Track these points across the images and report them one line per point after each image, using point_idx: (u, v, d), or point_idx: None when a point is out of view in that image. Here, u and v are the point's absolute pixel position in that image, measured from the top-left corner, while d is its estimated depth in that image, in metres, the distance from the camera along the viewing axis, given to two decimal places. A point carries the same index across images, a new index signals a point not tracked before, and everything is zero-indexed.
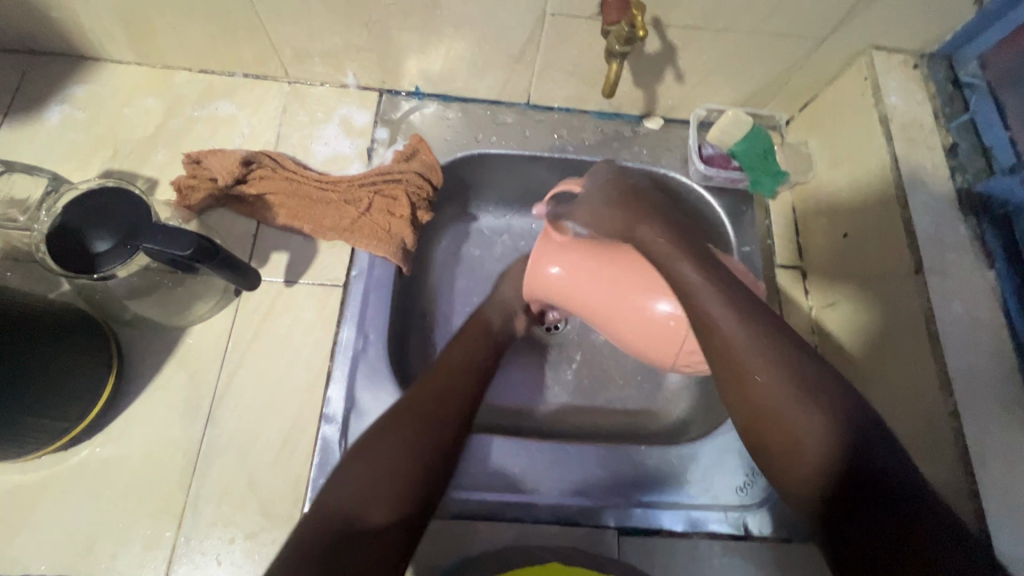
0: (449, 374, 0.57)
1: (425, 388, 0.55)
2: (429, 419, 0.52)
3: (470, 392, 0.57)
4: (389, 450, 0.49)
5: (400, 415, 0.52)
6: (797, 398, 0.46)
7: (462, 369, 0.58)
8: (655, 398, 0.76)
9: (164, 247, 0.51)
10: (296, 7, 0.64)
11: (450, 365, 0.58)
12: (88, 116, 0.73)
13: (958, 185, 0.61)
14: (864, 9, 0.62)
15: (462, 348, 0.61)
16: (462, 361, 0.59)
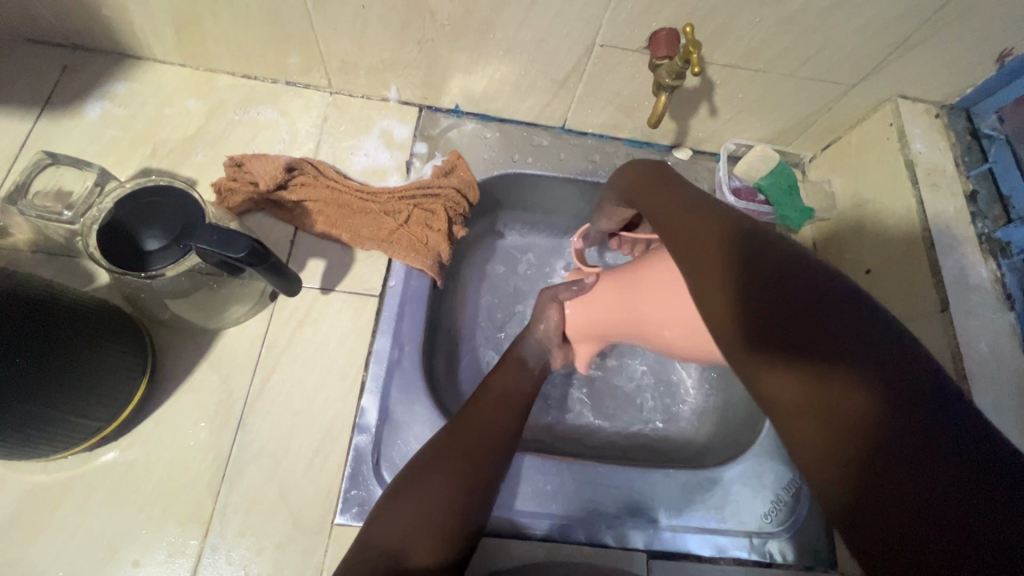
0: (492, 406, 0.56)
1: (469, 421, 0.55)
2: (474, 453, 0.52)
3: (513, 425, 0.56)
4: (439, 480, 0.50)
5: (448, 447, 0.52)
6: (788, 322, 0.35)
7: (503, 401, 0.57)
8: (676, 421, 0.77)
9: (217, 249, 0.50)
10: (352, 20, 0.65)
11: (492, 396, 0.57)
12: (128, 113, 0.72)
13: (979, 230, 0.64)
14: (894, 61, 0.65)
15: (506, 378, 0.60)
16: (504, 392, 0.58)
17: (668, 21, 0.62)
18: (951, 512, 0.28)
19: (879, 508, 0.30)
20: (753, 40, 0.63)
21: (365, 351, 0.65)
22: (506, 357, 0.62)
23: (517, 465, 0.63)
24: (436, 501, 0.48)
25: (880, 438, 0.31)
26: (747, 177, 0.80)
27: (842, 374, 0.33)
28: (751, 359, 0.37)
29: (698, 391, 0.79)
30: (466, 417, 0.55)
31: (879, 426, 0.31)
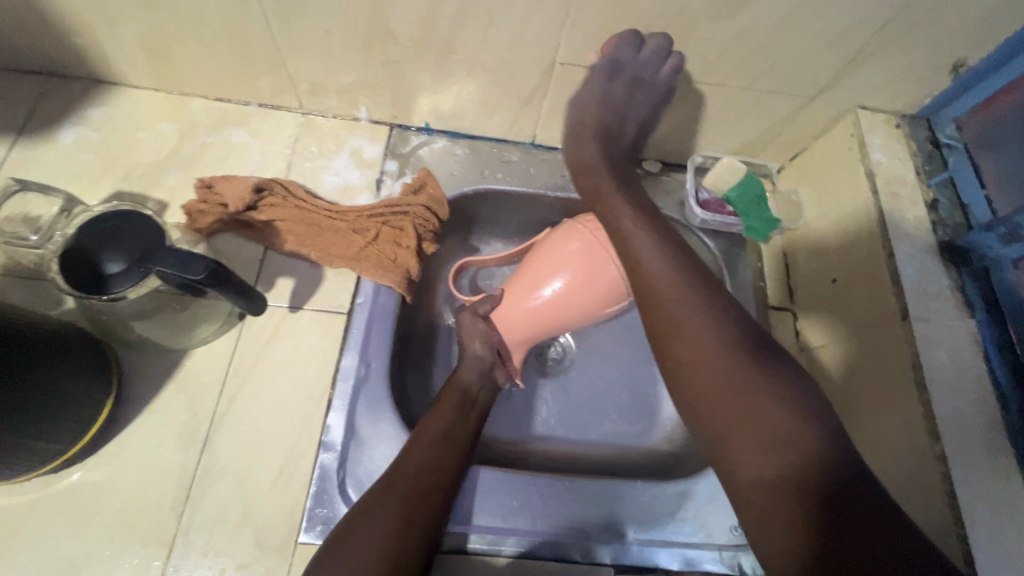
0: (433, 443, 0.57)
1: (411, 458, 0.55)
2: (416, 492, 0.53)
3: (457, 459, 0.57)
4: (383, 522, 0.50)
5: (391, 489, 0.53)
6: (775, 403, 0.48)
7: (444, 436, 0.58)
8: (649, 434, 0.77)
9: (175, 271, 0.51)
10: (318, 44, 0.67)
11: (434, 432, 0.58)
12: (102, 137, 0.74)
13: (939, 237, 0.65)
14: (850, 72, 0.66)
15: (449, 408, 0.60)
16: (443, 426, 0.58)
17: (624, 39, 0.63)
18: (886, 552, 0.41)
19: (792, 535, 0.44)
20: (709, 56, 0.64)
21: (333, 369, 0.66)
22: (448, 389, 0.62)
23: (483, 481, 0.63)
24: (378, 545, 0.49)
25: (811, 491, 0.45)
26: (715, 188, 0.79)
27: (771, 414, 0.47)
28: (740, 401, 0.49)
29: (672, 403, 0.79)
30: (409, 454, 0.56)
31: (825, 483, 0.45)
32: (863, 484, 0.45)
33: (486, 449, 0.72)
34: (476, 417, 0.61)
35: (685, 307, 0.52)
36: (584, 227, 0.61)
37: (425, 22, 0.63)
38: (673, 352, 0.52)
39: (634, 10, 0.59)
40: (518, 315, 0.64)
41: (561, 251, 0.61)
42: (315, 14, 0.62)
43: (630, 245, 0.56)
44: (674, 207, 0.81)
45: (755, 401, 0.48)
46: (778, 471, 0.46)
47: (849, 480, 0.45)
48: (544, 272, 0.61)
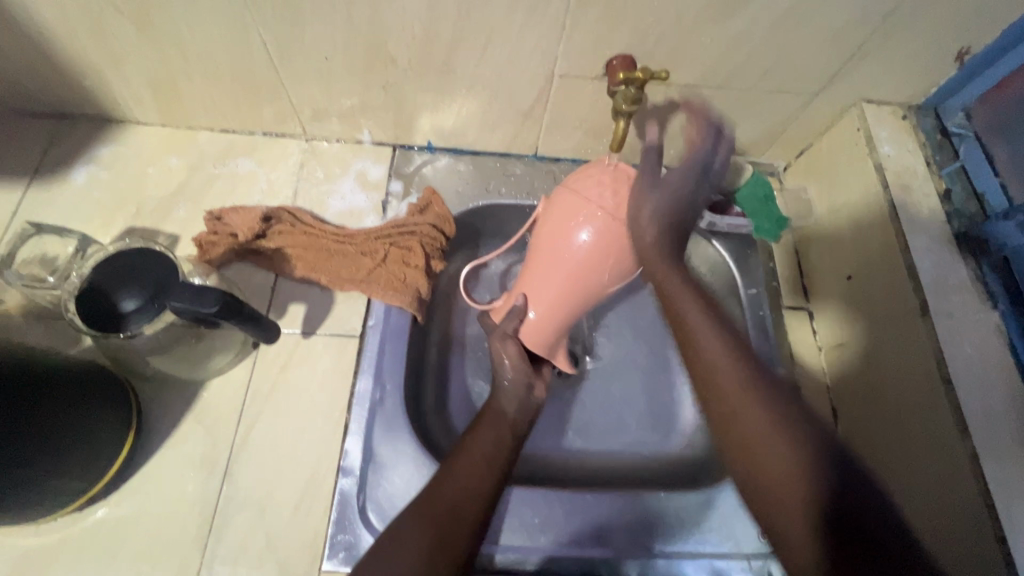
0: (474, 467, 0.56)
1: (452, 477, 0.55)
2: (455, 511, 0.52)
3: (496, 484, 0.56)
4: (419, 541, 0.49)
5: (427, 511, 0.52)
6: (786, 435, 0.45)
7: (484, 459, 0.57)
8: (670, 442, 0.76)
9: (190, 305, 0.52)
10: (319, 71, 0.68)
11: (473, 453, 0.57)
12: (112, 175, 0.75)
13: (955, 229, 0.63)
14: (853, 66, 0.65)
15: (489, 433, 0.59)
16: (484, 449, 0.58)
17: (622, 47, 0.63)
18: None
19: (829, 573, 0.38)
20: (708, 60, 0.64)
21: (348, 393, 0.66)
22: (487, 417, 0.61)
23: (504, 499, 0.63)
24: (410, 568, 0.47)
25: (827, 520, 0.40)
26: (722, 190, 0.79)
27: (798, 463, 0.43)
28: (769, 427, 0.46)
29: (691, 409, 0.78)
30: (450, 474, 0.55)
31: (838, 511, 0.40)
32: (875, 504, 0.39)
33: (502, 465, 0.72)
34: (514, 441, 0.60)
35: (709, 346, 0.51)
36: (593, 188, 0.52)
37: (424, 43, 0.63)
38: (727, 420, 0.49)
39: (631, 19, 0.59)
40: (543, 307, 0.60)
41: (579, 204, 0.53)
42: (316, 42, 0.63)
43: (682, 316, 0.53)
44: None
45: (781, 445, 0.44)
46: (781, 496, 0.43)
47: (860, 510, 0.39)
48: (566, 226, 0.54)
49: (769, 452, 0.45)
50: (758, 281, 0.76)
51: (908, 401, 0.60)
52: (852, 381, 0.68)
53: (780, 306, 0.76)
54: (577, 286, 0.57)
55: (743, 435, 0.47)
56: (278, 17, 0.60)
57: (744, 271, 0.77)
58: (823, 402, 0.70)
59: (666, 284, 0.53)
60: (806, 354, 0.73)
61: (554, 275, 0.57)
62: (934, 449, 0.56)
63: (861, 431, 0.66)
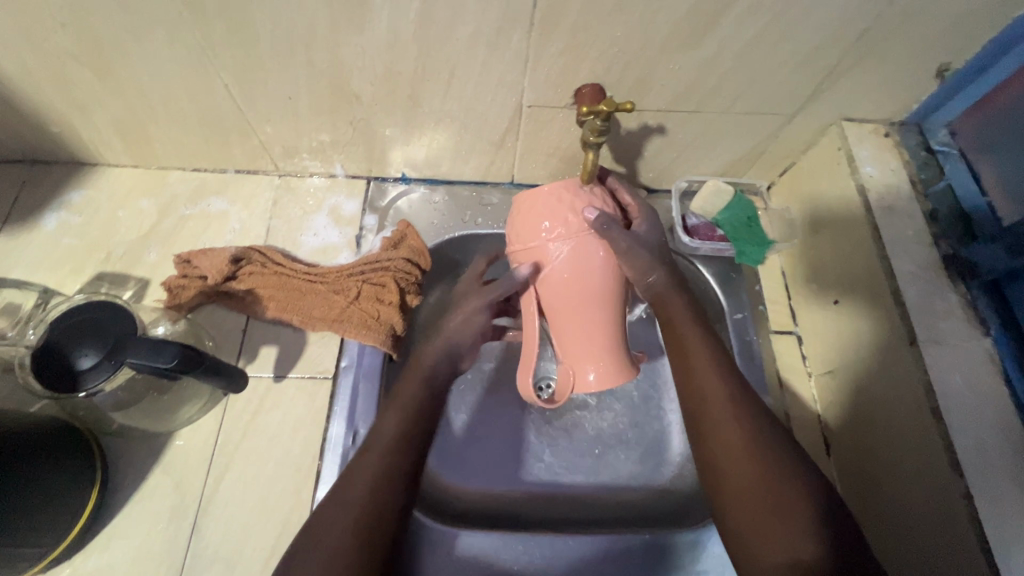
0: (382, 450, 0.49)
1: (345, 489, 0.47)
2: (346, 545, 0.45)
3: (405, 461, 0.49)
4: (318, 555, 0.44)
5: (318, 538, 0.45)
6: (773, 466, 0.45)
7: (382, 459, 0.49)
8: (661, 471, 0.71)
9: (147, 360, 0.50)
10: (283, 110, 0.67)
11: (371, 472, 0.48)
12: (83, 220, 0.74)
13: (942, 251, 0.61)
14: (829, 87, 0.64)
15: (420, 374, 0.53)
16: (387, 441, 0.50)
17: (589, 77, 0.61)
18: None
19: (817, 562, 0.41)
20: (678, 86, 0.62)
21: (320, 439, 0.64)
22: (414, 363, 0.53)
23: (486, 546, 0.62)
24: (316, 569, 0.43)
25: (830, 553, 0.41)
26: (704, 213, 0.77)
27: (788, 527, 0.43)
28: (738, 460, 0.46)
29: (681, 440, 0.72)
30: (345, 484, 0.48)
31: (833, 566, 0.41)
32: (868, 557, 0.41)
33: (477, 504, 0.68)
34: (428, 429, 0.52)
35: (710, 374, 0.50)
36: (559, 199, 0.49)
37: (386, 80, 0.62)
38: (712, 462, 0.47)
39: (595, 49, 0.57)
40: (598, 351, 0.49)
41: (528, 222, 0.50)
42: (277, 83, 0.62)
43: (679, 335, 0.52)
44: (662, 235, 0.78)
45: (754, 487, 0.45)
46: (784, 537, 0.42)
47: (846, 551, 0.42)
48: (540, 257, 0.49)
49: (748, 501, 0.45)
50: (743, 305, 0.73)
51: (899, 433, 0.57)
52: (845, 409, 0.65)
53: (767, 331, 0.74)
54: (603, 285, 0.49)
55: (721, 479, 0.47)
56: (236, 61, 0.59)
57: (729, 296, 0.75)
58: (813, 432, 0.68)
59: (669, 313, 0.53)
60: (794, 381, 0.71)
61: (576, 297, 0.48)
62: (928, 487, 0.54)
63: (856, 463, 0.63)
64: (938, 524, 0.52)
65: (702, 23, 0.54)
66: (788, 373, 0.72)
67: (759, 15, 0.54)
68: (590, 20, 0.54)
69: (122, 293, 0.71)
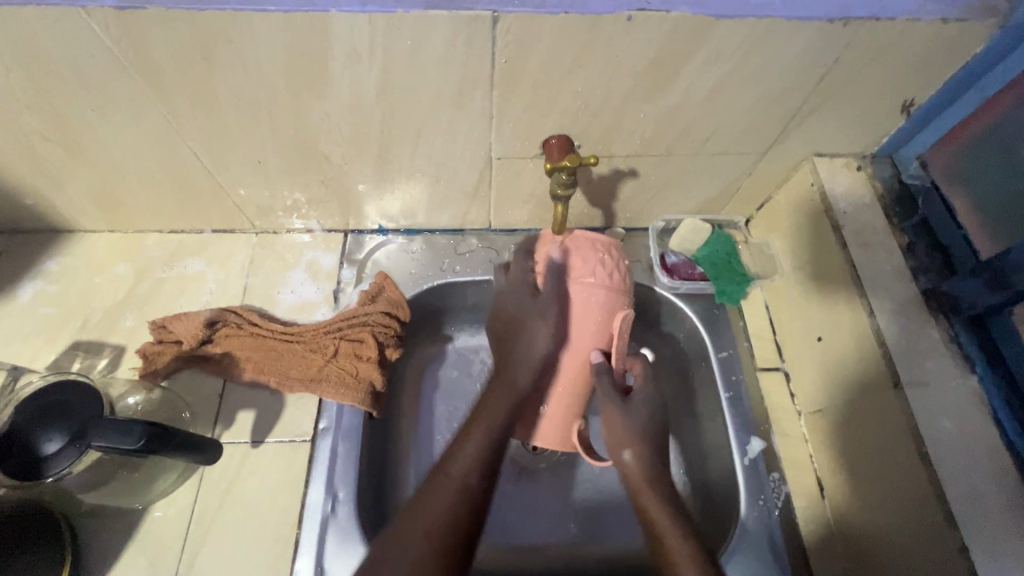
0: (456, 485, 0.52)
1: (442, 495, 0.51)
2: (431, 556, 0.48)
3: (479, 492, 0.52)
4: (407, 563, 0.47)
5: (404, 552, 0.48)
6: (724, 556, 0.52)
7: (461, 489, 0.52)
8: None
9: (112, 442, 0.49)
10: (255, 172, 0.67)
11: (445, 497, 0.51)
12: (59, 288, 0.74)
13: (922, 286, 0.60)
14: (796, 127, 0.64)
15: (500, 402, 0.56)
16: (468, 463, 0.53)
17: (556, 129, 0.61)
18: None
19: None
20: (645, 133, 0.62)
21: (298, 506, 0.63)
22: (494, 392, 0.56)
23: None
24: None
25: None
26: (682, 250, 0.77)
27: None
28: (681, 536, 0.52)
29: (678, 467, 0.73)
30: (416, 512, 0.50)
31: None
32: None
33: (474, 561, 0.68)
34: (490, 471, 0.54)
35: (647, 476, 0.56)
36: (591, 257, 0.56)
37: (354, 141, 0.62)
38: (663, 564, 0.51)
39: (559, 103, 0.58)
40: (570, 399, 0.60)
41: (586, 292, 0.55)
42: (246, 148, 0.63)
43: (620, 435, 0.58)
44: (641, 275, 0.77)
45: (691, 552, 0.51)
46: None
47: None
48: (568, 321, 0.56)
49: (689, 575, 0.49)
50: (728, 343, 0.73)
51: (890, 479, 0.55)
52: (834, 451, 0.63)
53: (754, 369, 0.73)
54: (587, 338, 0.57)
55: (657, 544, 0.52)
56: (204, 130, 0.60)
57: (712, 335, 0.74)
58: (806, 474, 0.66)
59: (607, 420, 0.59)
60: (785, 421, 0.69)
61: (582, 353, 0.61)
62: (923, 537, 0.51)
63: (849, 509, 0.61)
64: (933, 575, 0.51)
65: (662, 74, 0.55)
66: (777, 413, 0.70)
67: (719, 64, 0.54)
68: (551, 77, 0.54)
69: (96, 362, 0.70)
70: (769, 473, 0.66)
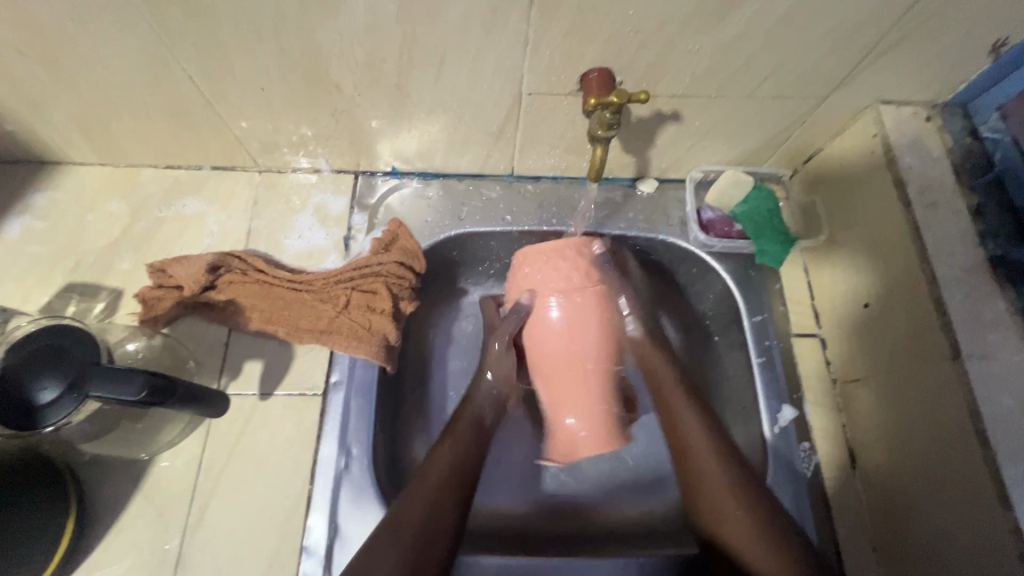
0: (441, 471, 0.54)
1: (411, 499, 0.52)
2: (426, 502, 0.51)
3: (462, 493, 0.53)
4: (393, 556, 0.48)
5: (402, 524, 0.50)
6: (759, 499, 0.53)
7: (439, 488, 0.53)
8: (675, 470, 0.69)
9: (112, 393, 0.46)
10: (256, 102, 0.60)
11: (431, 490, 0.52)
12: (49, 226, 0.69)
13: (990, 252, 0.55)
14: (866, 68, 0.57)
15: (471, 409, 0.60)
16: (450, 451, 0.56)
17: (597, 61, 0.54)
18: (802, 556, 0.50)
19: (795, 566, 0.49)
20: (697, 68, 0.55)
21: (310, 461, 0.61)
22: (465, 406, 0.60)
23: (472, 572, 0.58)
24: (389, 570, 0.48)
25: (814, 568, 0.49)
26: (720, 205, 0.71)
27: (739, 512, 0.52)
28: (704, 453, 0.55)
29: None
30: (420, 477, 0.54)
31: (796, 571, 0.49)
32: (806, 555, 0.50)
33: (492, 520, 0.66)
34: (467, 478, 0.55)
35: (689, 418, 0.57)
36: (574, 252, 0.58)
37: (369, 68, 0.55)
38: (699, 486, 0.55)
39: (604, 29, 0.50)
40: (578, 404, 0.55)
41: (596, 310, 0.56)
42: (246, 73, 0.56)
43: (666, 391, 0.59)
44: (674, 230, 0.72)
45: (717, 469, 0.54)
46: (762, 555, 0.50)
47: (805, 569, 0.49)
48: (580, 329, 0.55)
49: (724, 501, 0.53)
50: (763, 307, 0.69)
51: (938, 460, 0.52)
52: (873, 421, 0.60)
53: (788, 334, 0.69)
54: (583, 314, 0.55)
55: (691, 461, 0.55)
56: (198, 50, 0.53)
57: (748, 297, 0.69)
58: (838, 444, 0.63)
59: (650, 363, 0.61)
60: (819, 390, 0.66)
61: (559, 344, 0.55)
62: (967, 521, 0.49)
63: (884, 483, 0.58)
64: (976, 559, 0.48)
65: None
66: (811, 381, 0.66)
67: None
68: None
69: (93, 306, 0.66)
70: (801, 443, 0.63)
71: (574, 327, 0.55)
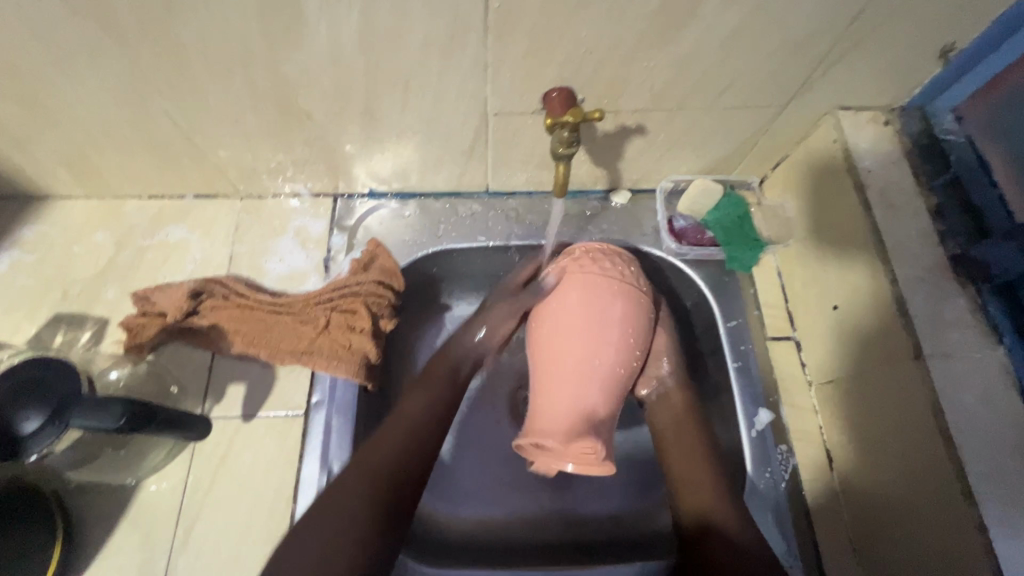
0: (408, 424, 0.55)
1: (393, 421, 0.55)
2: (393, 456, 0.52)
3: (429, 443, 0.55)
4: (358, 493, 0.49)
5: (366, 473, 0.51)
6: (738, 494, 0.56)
7: (412, 430, 0.55)
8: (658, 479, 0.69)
9: (94, 421, 0.47)
10: (232, 132, 0.62)
11: (400, 440, 0.53)
12: (37, 258, 0.71)
13: (951, 251, 0.57)
14: (821, 77, 0.58)
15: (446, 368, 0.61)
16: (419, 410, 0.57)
17: (557, 81, 0.56)
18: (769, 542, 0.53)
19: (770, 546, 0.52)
20: (655, 85, 0.57)
21: (293, 481, 0.62)
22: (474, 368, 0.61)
23: None
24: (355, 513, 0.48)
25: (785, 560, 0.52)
26: (691, 214, 0.72)
27: (710, 483, 0.56)
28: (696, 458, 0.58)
29: None
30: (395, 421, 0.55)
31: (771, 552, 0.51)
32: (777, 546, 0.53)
33: (476, 534, 0.66)
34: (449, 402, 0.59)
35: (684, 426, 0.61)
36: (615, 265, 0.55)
37: (337, 97, 0.57)
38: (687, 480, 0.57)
39: (560, 51, 0.52)
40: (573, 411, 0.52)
41: (616, 328, 0.53)
42: (221, 106, 0.58)
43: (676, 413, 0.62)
44: (647, 240, 0.73)
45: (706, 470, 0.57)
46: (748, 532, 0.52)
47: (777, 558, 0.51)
48: (597, 339, 0.52)
49: (710, 490, 0.56)
50: (737, 312, 0.70)
51: (907, 461, 0.53)
52: (845, 424, 0.61)
53: (763, 338, 0.69)
54: (604, 328, 0.52)
55: (686, 454, 0.59)
56: (172, 86, 0.55)
57: (722, 303, 0.70)
58: (815, 446, 0.64)
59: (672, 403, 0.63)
60: (794, 392, 0.67)
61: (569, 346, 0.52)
62: (935, 519, 0.50)
63: (858, 483, 0.59)
64: (946, 557, 0.49)
65: (675, 17, 0.49)
66: (787, 384, 0.67)
67: (739, 5, 0.48)
68: (551, 20, 0.49)
69: (79, 335, 0.67)
70: (777, 446, 0.64)
71: (589, 337, 0.52)
